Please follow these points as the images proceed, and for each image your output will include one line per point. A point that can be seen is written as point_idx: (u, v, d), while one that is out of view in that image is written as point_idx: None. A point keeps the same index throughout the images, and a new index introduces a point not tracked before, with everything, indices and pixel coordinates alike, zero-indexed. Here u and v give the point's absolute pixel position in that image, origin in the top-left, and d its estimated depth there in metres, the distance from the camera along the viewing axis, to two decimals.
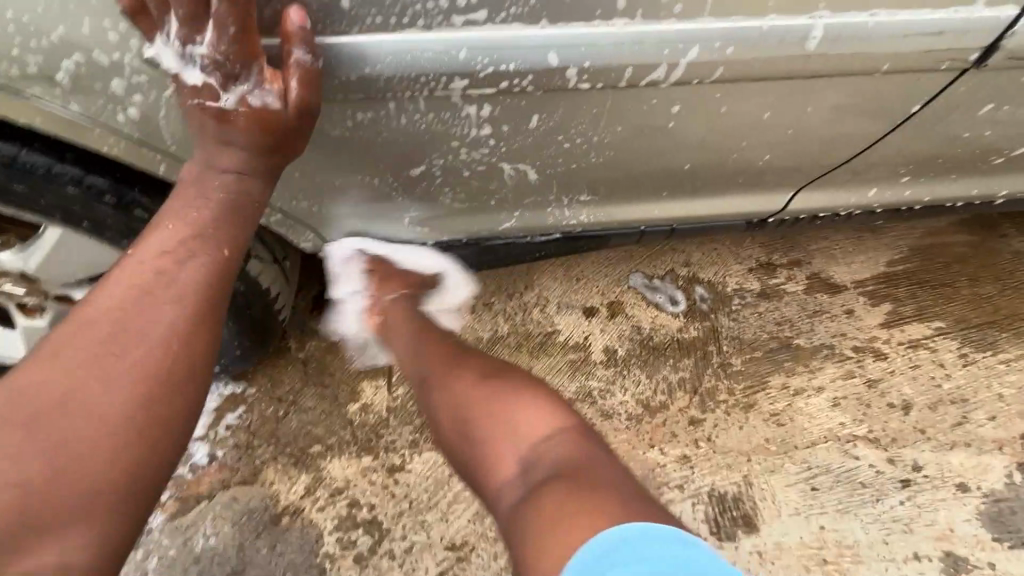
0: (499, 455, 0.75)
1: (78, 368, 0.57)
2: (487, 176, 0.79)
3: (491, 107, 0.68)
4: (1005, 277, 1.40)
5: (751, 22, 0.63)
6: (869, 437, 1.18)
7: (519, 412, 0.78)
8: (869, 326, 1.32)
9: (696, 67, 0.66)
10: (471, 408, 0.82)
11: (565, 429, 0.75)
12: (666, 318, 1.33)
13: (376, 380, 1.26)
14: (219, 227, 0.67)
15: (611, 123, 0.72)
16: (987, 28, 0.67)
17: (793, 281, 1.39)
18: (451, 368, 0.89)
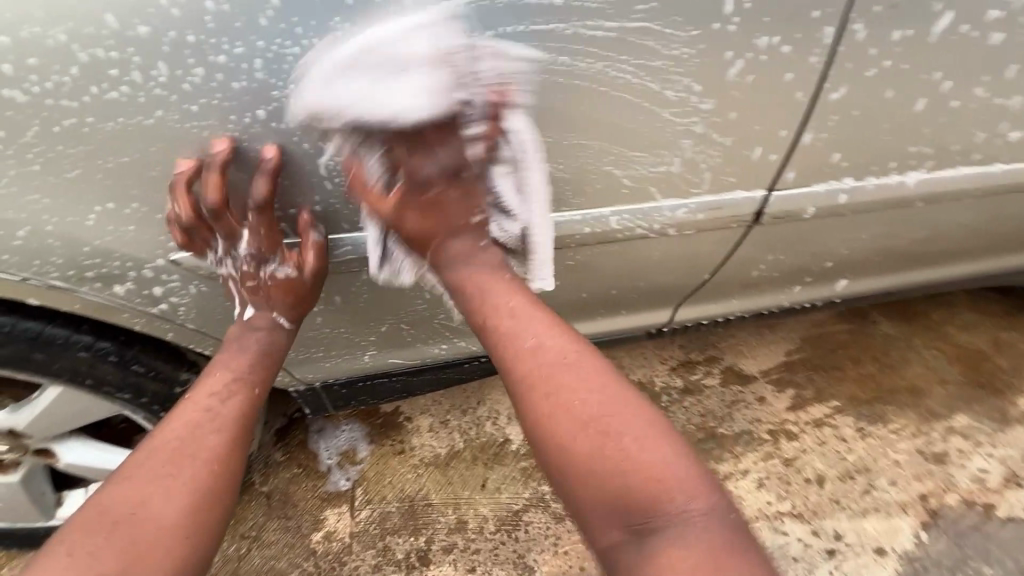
0: (583, 479, 0.67)
1: (143, 486, 0.68)
2: (427, 317, 0.98)
3: (416, 272, 0.90)
4: (880, 357, 1.66)
5: (592, 209, 0.88)
6: (793, 512, 1.32)
7: (614, 436, 0.68)
8: (779, 410, 1.52)
9: (564, 236, 0.90)
10: (588, 420, 0.70)
11: (670, 455, 0.67)
12: None
13: (339, 507, 1.32)
14: (252, 367, 0.84)
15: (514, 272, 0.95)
16: (747, 204, 0.93)
17: (711, 375, 1.60)
18: (513, 357, 0.77)
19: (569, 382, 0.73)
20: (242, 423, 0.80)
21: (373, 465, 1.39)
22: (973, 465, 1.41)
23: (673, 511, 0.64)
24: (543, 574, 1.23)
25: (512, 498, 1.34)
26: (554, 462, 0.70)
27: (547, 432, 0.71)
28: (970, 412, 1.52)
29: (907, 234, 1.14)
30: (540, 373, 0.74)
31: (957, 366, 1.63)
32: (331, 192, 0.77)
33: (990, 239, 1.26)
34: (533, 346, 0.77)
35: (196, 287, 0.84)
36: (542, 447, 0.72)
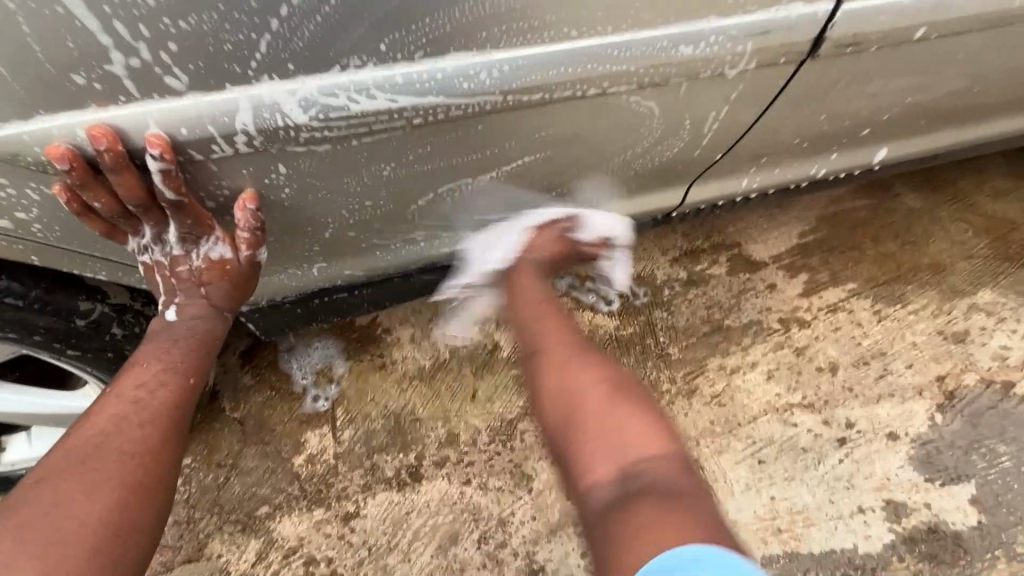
0: (569, 421, 0.70)
1: (62, 481, 0.64)
2: (387, 214, 0.79)
3: (365, 147, 0.68)
4: (902, 233, 1.50)
5: (598, 42, 0.66)
6: (804, 403, 1.24)
7: (563, 393, 0.73)
8: (791, 297, 1.39)
9: (559, 83, 0.67)
10: (609, 410, 0.69)
11: (648, 426, 0.67)
12: (602, 318, 1.37)
13: (319, 429, 1.22)
14: (184, 357, 0.80)
15: (499, 140, 0.73)
16: (803, 26, 0.71)
17: (717, 265, 1.45)
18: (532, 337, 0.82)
19: (557, 366, 0.76)
20: (169, 413, 0.75)
21: (353, 383, 1.28)
22: (995, 343, 1.32)
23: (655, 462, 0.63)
24: (543, 481, 1.16)
25: (505, 407, 1.25)
26: (560, 415, 0.72)
27: (574, 403, 0.71)
28: (996, 288, 1.40)
29: (979, 75, 0.92)
30: (558, 347, 0.78)
31: (984, 240, 1.49)
32: (196, 19, 0.53)
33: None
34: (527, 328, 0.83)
35: (37, 191, 0.63)
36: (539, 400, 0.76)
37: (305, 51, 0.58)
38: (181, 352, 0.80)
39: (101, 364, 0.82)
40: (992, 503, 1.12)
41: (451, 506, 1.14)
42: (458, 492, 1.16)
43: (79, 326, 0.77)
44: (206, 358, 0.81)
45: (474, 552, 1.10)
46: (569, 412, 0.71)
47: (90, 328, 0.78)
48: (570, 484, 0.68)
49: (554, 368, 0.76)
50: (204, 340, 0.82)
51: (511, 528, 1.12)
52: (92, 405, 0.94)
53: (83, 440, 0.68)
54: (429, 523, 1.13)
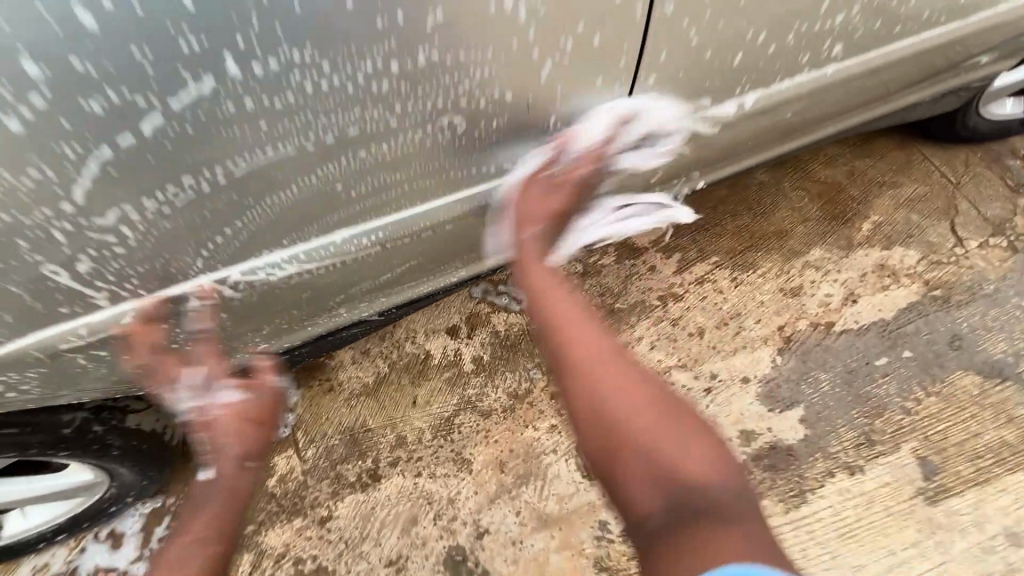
0: (621, 442, 0.90)
1: None
2: (309, 315, 1.06)
3: (283, 292, 0.97)
4: (754, 206, 1.81)
5: (432, 202, 0.98)
6: (679, 364, 1.56)
7: (652, 404, 0.93)
8: (667, 276, 1.68)
9: (411, 231, 1.00)
10: (660, 432, 0.90)
11: (699, 448, 0.88)
12: (515, 316, 1.61)
13: (285, 452, 1.43)
14: (212, 524, 0.89)
15: (380, 265, 1.03)
16: None
17: (607, 255, 1.71)
18: (577, 347, 1.01)
19: (618, 378, 0.96)
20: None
21: (307, 407, 1.48)
22: (821, 292, 1.67)
23: (703, 489, 0.84)
24: (481, 461, 1.43)
25: (442, 407, 1.49)
26: (603, 444, 0.91)
27: (625, 434, 0.90)
28: (823, 245, 1.75)
29: (751, 135, 1.24)
30: (605, 356, 0.99)
31: (816, 203, 1.82)
32: (153, 255, 0.80)
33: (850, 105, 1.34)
34: (598, 343, 1.01)
35: (37, 372, 0.84)
36: (580, 414, 0.95)
37: (230, 254, 0.86)
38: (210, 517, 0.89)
39: (91, 457, 0.99)
40: (815, 419, 1.50)
41: (408, 495, 1.39)
42: (413, 483, 1.41)
43: (67, 434, 0.93)
44: (230, 521, 0.90)
45: (432, 528, 1.36)
46: (608, 453, 0.90)
47: (76, 435, 0.94)
48: (614, 503, 0.90)
49: (611, 389, 0.95)
50: (232, 501, 0.92)
51: (459, 504, 1.38)
52: (77, 479, 1.10)
53: None
54: (392, 512, 1.37)
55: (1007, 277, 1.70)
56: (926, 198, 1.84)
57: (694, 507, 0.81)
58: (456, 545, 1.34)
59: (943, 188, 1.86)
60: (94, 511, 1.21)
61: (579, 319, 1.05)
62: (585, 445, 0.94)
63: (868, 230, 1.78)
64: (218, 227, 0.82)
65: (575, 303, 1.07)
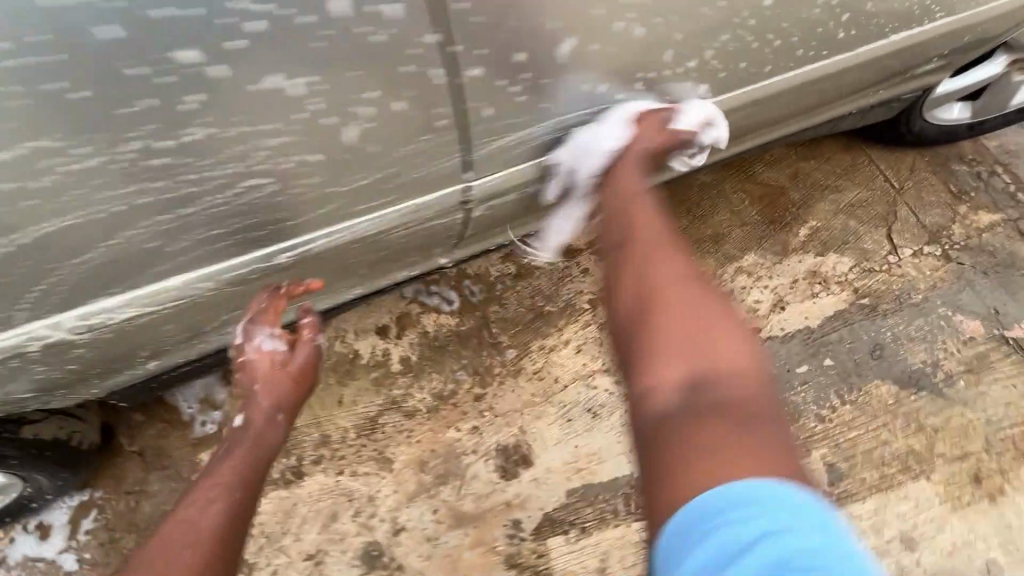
0: (657, 320, 0.82)
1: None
2: (185, 337, 1.08)
3: (146, 326, 0.99)
4: (693, 208, 1.81)
5: (289, 241, 0.98)
6: (603, 368, 1.59)
7: (695, 289, 0.85)
8: (600, 279, 1.69)
9: (270, 265, 1.00)
10: (712, 349, 0.78)
11: (734, 339, 0.80)
12: (445, 317, 1.63)
13: (211, 448, 1.46)
14: (247, 466, 0.96)
15: (247, 296, 1.05)
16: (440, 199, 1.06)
17: (541, 256, 1.71)
18: (637, 236, 0.95)
19: (667, 260, 0.90)
20: (221, 529, 0.86)
21: (234, 405, 1.51)
22: (751, 298, 1.69)
23: (730, 376, 0.76)
24: (402, 461, 1.48)
25: (367, 406, 1.52)
26: (630, 329, 0.85)
27: (648, 331, 0.82)
28: (758, 250, 1.75)
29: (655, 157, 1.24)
30: (647, 247, 0.93)
31: (757, 206, 1.82)
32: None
33: (783, 113, 1.35)
34: (650, 236, 0.95)
35: None
36: (623, 296, 0.89)
37: (74, 298, 0.88)
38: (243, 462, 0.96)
39: None
40: None
41: (329, 492, 1.44)
42: (335, 480, 1.45)
43: None
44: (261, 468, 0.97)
45: (351, 524, 1.41)
46: (648, 338, 0.82)
47: None
48: (629, 385, 0.82)
49: (653, 287, 0.86)
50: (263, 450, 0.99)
51: (378, 502, 1.44)
52: None
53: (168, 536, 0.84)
54: (313, 508, 1.43)
55: (936, 286, 1.72)
56: (866, 203, 1.83)
57: (712, 385, 0.75)
58: (373, 541, 1.40)
59: (885, 193, 1.85)
60: (14, 507, 1.25)
61: (652, 215, 0.99)
62: (624, 353, 0.85)
63: (805, 235, 1.78)
64: (54, 278, 0.84)
65: (639, 200, 1.01)
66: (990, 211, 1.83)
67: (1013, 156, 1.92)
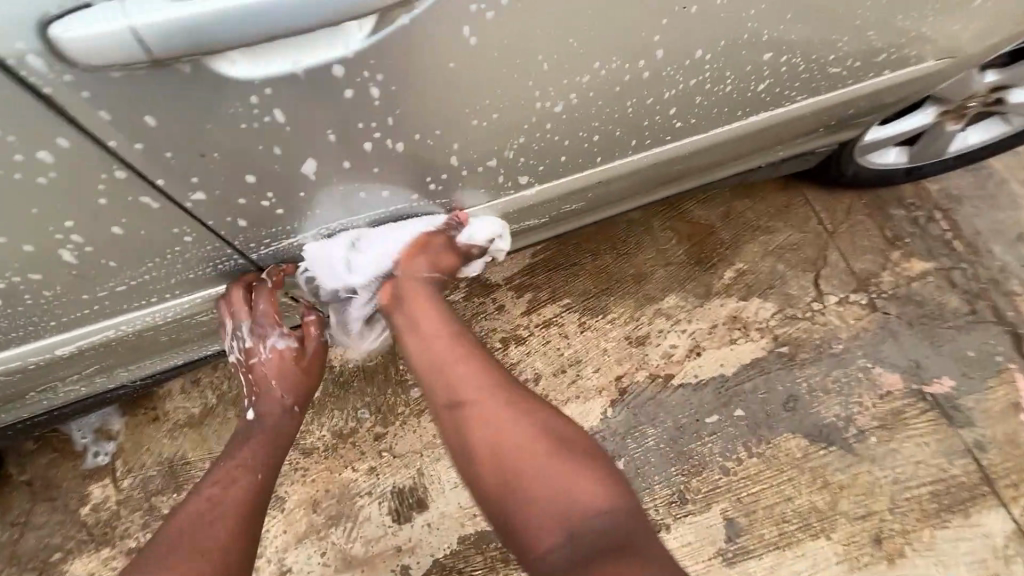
0: (524, 466, 0.86)
1: (220, 510, 0.99)
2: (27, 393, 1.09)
3: None
4: (618, 245, 1.77)
5: (107, 319, 0.98)
6: None
7: (532, 425, 0.90)
8: (514, 317, 1.66)
9: (93, 340, 1.00)
10: (502, 422, 0.91)
11: (593, 477, 0.83)
12: (352, 352, 1.60)
13: (101, 481, 1.45)
14: (277, 428, 1.17)
15: (81, 361, 1.06)
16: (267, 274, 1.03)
17: (457, 291, 1.68)
18: (457, 392, 0.98)
19: (501, 422, 0.91)
20: (248, 504, 1.02)
21: (129, 436, 1.49)
22: (667, 342, 1.66)
23: (600, 516, 0.79)
24: (294, 500, 1.46)
25: None
26: (501, 474, 0.87)
27: (515, 475, 0.85)
28: (680, 292, 1.72)
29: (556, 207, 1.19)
30: (489, 400, 0.95)
31: (684, 246, 1.78)
32: None
33: (686, 172, 1.25)
34: (476, 400, 0.96)
35: None
36: (480, 454, 0.90)
37: None
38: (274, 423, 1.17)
39: None
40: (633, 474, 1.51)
41: None
42: None
43: None
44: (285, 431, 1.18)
45: None
46: (523, 482, 0.84)
47: None
48: (514, 545, 0.84)
49: (508, 430, 0.90)
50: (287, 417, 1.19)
51: (266, 542, 1.42)
52: None
53: (235, 477, 1.06)
54: None
55: (858, 336, 1.68)
56: (797, 246, 1.79)
57: (566, 539, 0.78)
58: None
59: (817, 236, 1.81)
60: None
61: (470, 364, 1.01)
62: (493, 515, 0.87)
63: (730, 277, 1.74)
64: None
65: (451, 335, 1.07)
66: (924, 258, 1.79)
67: (954, 201, 1.87)
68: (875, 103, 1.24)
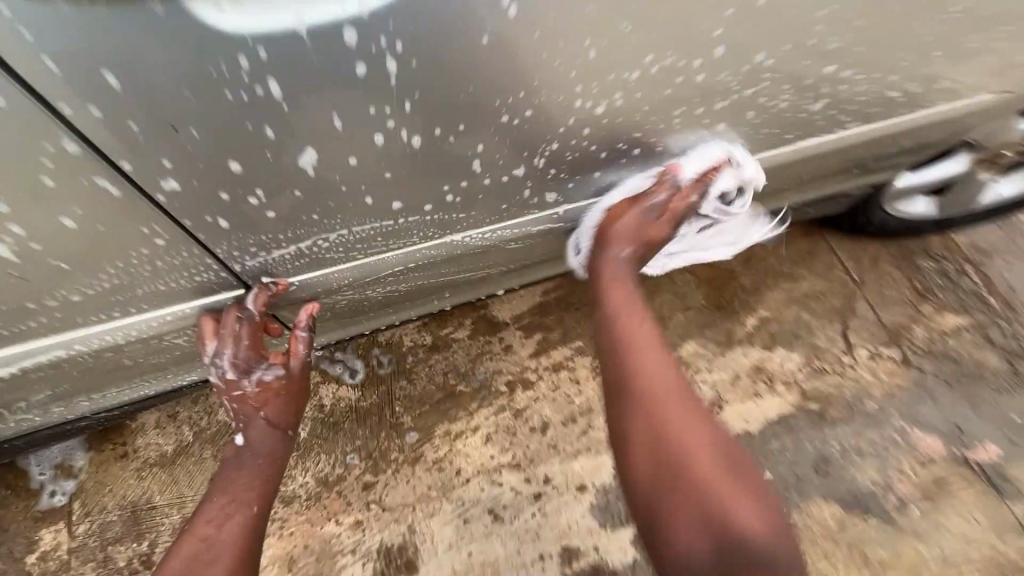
0: (686, 463, 0.93)
1: (219, 545, 0.94)
2: None
3: None
4: None
5: (49, 339, 0.88)
6: (512, 462, 1.42)
7: (695, 430, 0.97)
8: (522, 359, 1.55)
9: (34, 362, 0.90)
10: (688, 422, 0.97)
11: (748, 506, 0.89)
12: (345, 389, 1.48)
13: (54, 525, 1.29)
14: (266, 464, 1.04)
15: (26, 387, 0.96)
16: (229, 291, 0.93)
17: (461, 328, 1.58)
18: (643, 380, 1.01)
19: (682, 430, 0.96)
20: (245, 537, 0.96)
21: (92, 475, 1.34)
22: None
23: (756, 540, 0.86)
24: (268, 557, 1.30)
25: None
26: (655, 486, 0.93)
27: (672, 496, 0.91)
28: (699, 339, 1.61)
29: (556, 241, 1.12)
30: (659, 399, 0.99)
31: (703, 290, 1.68)
32: None
33: (719, 202, 1.17)
34: (667, 389, 1.00)
35: None
36: (640, 446, 0.97)
37: None
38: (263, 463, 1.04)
39: None
40: None
41: None
42: None
43: None
44: (281, 464, 1.07)
45: None
46: (671, 504, 0.91)
47: None
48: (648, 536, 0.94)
49: (684, 436, 0.95)
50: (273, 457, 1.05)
51: None
52: None
53: (213, 512, 0.97)
54: None
55: (891, 394, 1.56)
56: (822, 295, 1.70)
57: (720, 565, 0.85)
58: None
59: (843, 286, 1.72)
60: None
61: (659, 356, 1.04)
62: (635, 508, 0.96)
63: (752, 325, 1.64)
64: None
65: (651, 334, 1.07)
66: (956, 313, 1.69)
67: (984, 254, 1.79)
68: (920, 140, 1.17)
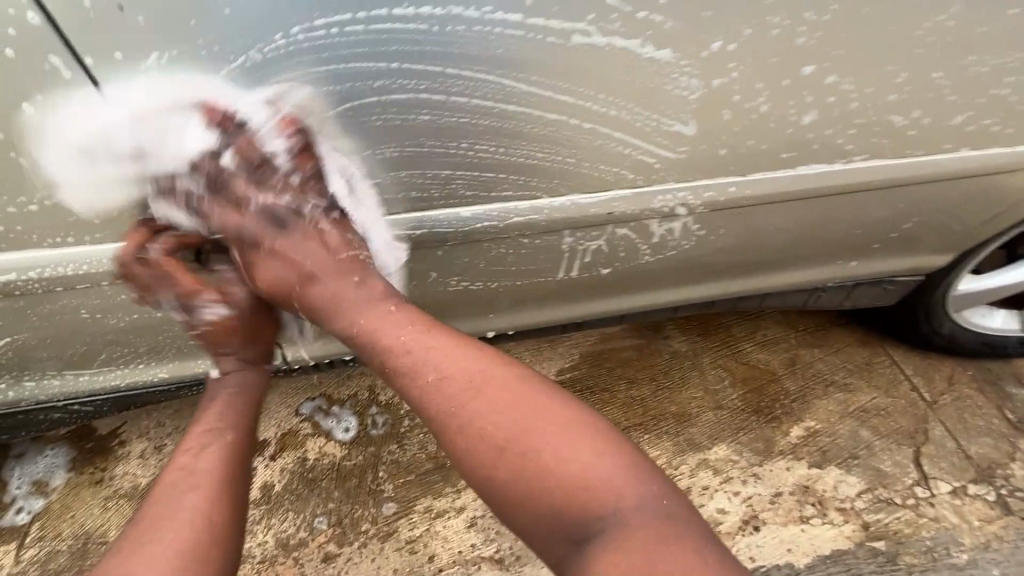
0: (509, 451, 0.64)
1: (191, 492, 0.67)
2: None
3: None
4: (659, 377, 1.52)
5: None
6: (495, 557, 1.21)
7: (510, 396, 0.67)
8: None
9: None
10: (480, 393, 0.68)
11: (600, 461, 0.63)
12: (332, 446, 1.38)
13: (7, 544, 1.23)
14: (229, 408, 0.79)
15: None
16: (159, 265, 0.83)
17: None
18: (429, 360, 0.71)
19: (485, 398, 0.67)
20: (235, 464, 0.73)
21: (62, 496, 1.29)
22: (712, 504, 1.29)
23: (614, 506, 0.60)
24: None
25: None
26: (499, 460, 0.64)
27: (510, 463, 0.64)
28: (731, 444, 1.39)
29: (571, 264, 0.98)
30: (447, 390, 0.69)
31: (738, 390, 1.50)
32: None
33: (741, 253, 1.02)
34: (434, 369, 0.70)
35: None
36: (452, 430, 0.67)
37: None
38: (222, 405, 0.80)
39: None
40: None
41: None
42: None
43: None
44: (250, 409, 0.81)
45: None
46: (514, 477, 0.63)
47: None
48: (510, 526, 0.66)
49: (505, 406, 0.67)
50: (246, 393, 0.83)
51: None
52: None
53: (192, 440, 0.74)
54: None
55: (987, 546, 1.23)
56: (885, 413, 1.45)
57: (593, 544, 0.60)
58: None
59: (911, 405, 1.47)
60: None
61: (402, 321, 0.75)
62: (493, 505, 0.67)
63: (798, 436, 1.41)
64: None
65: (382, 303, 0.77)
66: None
67: None
68: (966, 200, 1.01)
